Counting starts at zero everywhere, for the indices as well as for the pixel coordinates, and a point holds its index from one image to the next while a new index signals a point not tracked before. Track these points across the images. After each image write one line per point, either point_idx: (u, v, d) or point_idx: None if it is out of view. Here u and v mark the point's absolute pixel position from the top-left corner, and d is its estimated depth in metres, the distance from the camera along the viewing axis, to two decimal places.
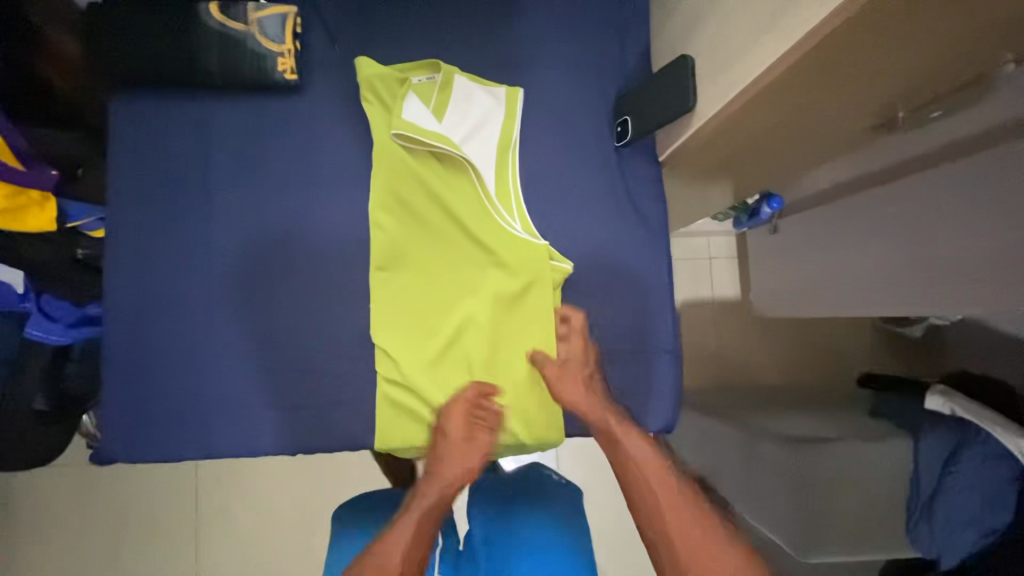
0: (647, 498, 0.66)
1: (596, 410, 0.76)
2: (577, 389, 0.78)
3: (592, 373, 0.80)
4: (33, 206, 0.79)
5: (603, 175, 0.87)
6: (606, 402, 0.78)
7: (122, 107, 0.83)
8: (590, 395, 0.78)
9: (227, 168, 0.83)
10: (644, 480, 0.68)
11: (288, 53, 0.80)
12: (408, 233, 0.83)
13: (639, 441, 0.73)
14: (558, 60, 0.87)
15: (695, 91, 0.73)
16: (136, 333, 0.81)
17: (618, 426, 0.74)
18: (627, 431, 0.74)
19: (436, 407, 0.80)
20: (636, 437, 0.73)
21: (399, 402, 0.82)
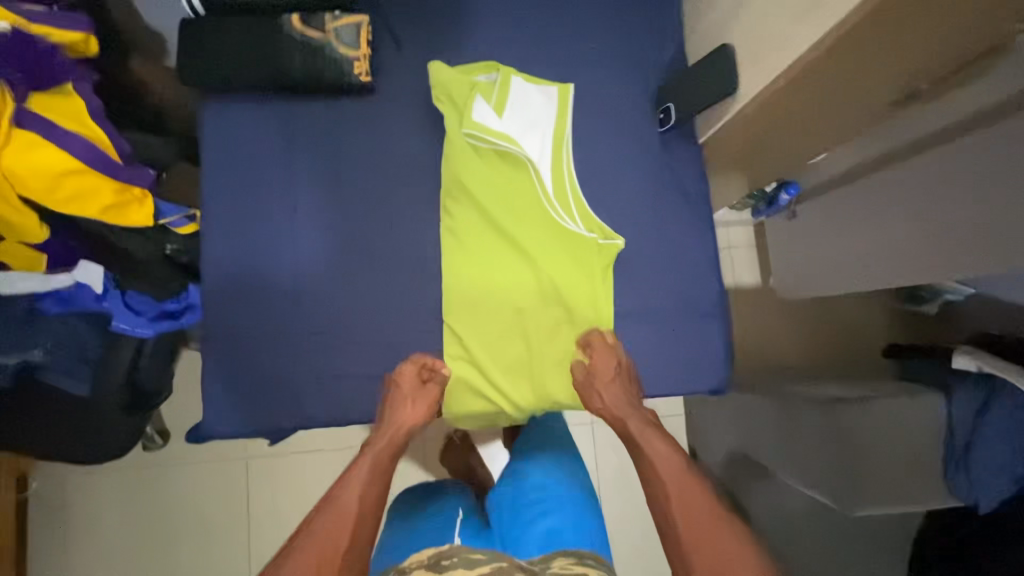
0: (665, 499, 0.69)
1: (619, 413, 0.82)
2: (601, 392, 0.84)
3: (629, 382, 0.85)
4: (134, 202, 0.85)
5: (647, 159, 0.95)
6: (635, 409, 0.82)
7: (210, 112, 0.91)
8: (615, 396, 0.83)
9: (309, 165, 0.92)
10: (659, 479, 0.72)
11: (362, 57, 0.89)
12: (473, 219, 0.90)
13: (659, 443, 0.76)
14: (603, 56, 0.96)
15: (737, 74, 0.83)
16: (230, 316, 0.89)
17: (636, 430, 0.79)
18: (646, 433, 0.78)
19: (498, 379, 0.87)
20: (661, 443, 0.77)
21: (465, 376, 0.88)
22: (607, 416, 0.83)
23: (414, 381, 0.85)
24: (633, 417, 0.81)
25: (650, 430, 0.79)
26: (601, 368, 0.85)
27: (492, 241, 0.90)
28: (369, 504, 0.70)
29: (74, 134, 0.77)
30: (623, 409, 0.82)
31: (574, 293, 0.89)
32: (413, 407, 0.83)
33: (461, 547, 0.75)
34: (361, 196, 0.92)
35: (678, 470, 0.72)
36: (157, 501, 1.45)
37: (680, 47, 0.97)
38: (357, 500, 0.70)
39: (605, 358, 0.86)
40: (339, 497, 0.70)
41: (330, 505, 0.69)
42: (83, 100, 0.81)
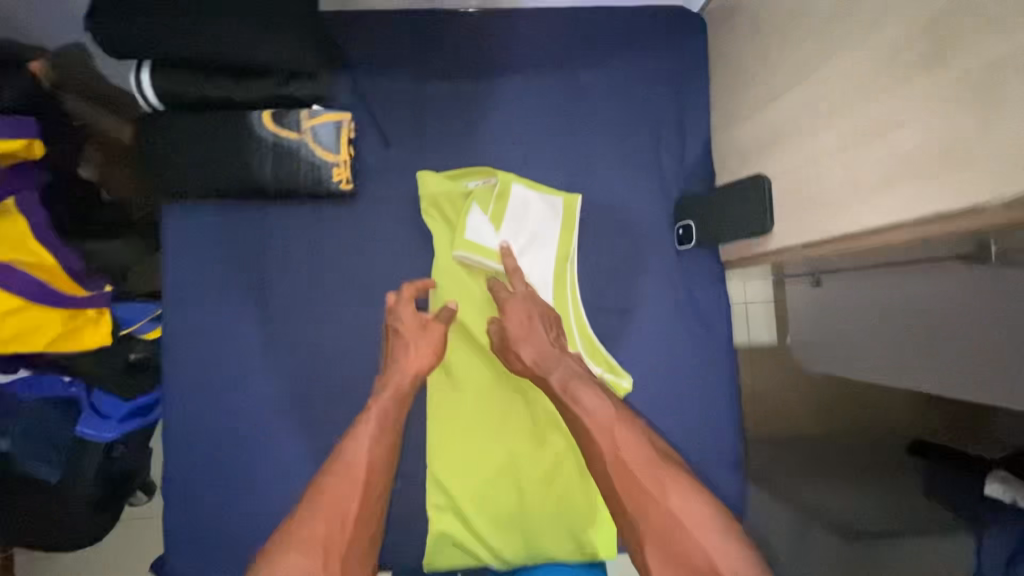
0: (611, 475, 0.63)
1: (545, 359, 0.71)
2: (521, 331, 0.73)
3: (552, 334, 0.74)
4: (88, 327, 0.77)
5: (664, 278, 0.84)
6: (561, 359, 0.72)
7: (172, 216, 0.81)
8: (537, 338, 0.73)
9: (282, 277, 0.82)
10: (612, 455, 0.63)
11: (343, 164, 0.78)
12: (464, 347, 0.82)
13: (592, 402, 0.67)
14: (618, 157, 0.84)
15: (772, 216, 0.68)
16: (193, 445, 0.81)
17: (565, 389, 0.69)
18: (577, 396, 0.68)
19: (483, 531, 0.78)
20: (594, 401, 0.67)
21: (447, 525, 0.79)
22: (533, 366, 0.71)
23: (412, 315, 0.77)
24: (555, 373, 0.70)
25: (582, 381, 0.69)
26: (518, 327, 0.74)
27: (485, 375, 0.82)
28: (378, 483, 0.65)
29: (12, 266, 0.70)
30: (543, 367, 0.71)
31: None
32: (422, 347, 0.75)
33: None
34: (340, 314, 0.82)
35: (615, 435, 0.64)
36: None
37: (708, 148, 0.84)
38: (365, 463, 0.65)
39: (515, 316, 0.74)
40: (343, 460, 0.65)
41: (338, 472, 0.64)
42: (26, 217, 0.72)
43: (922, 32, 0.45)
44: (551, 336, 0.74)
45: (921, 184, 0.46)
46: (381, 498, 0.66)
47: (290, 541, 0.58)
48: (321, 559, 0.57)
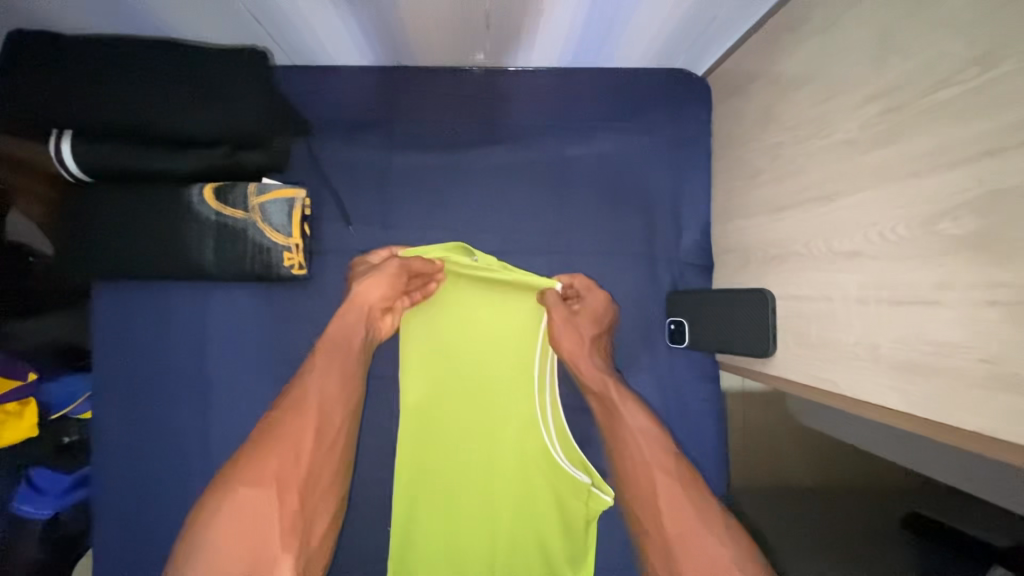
0: (638, 474, 0.65)
1: (592, 371, 0.71)
2: (577, 342, 0.70)
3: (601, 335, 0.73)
4: (8, 419, 0.70)
5: (651, 377, 0.76)
6: (608, 368, 0.73)
7: (108, 299, 0.73)
8: (590, 352, 0.72)
9: (229, 364, 0.75)
10: (640, 457, 0.66)
11: (295, 248, 0.70)
12: (430, 441, 0.73)
13: (638, 413, 0.69)
14: (604, 240, 0.76)
15: (774, 339, 0.60)
16: (128, 546, 0.74)
17: (617, 396, 0.70)
18: (624, 400, 0.70)
19: None
20: (635, 407, 0.69)
21: None
22: (577, 369, 0.71)
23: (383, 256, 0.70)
24: (601, 375, 0.72)
25: (628, 394, 0.70)
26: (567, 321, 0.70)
27: (458, 466, 0.74)
28: (332, 414, 0.66)
29: None
30: (591, 367, 0.72)
31: (552, 533, 0.73)
32: (373, 282, 0.68)
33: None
34: None
35: (656, 442, 0.67)
36: None
37: (706, 234, 0.76)
38: (316, 399, 0.65)
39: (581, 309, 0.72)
40: (294, 397, 0.66)
41: (290, 409, 0.65)
42: None
43: (968, 209, 0.37)
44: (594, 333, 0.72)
45: (955, 387, 0.38)
46: (340, 429, 0.66)
47: (241, 476, 0.59)
48: (274, 491, 0.59)
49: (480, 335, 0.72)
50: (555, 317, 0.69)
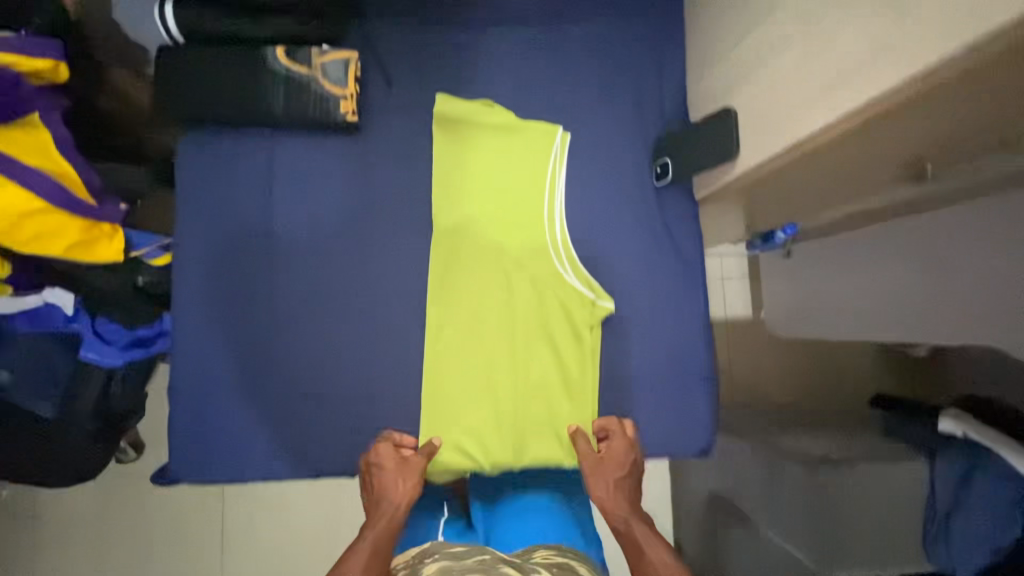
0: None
1: (619, 511, 0.79)
2: (606, 485, 0.80)
3: (628, 477, 0.82)
4: (104, 238, 0.82)
5: (643, 213, 0.92)
6: (634, 511, 0.79)
7: (186, 146, 0.87)
8: (618, 494, 0.80)
9: (288, 202, 0.88)
10: None
11: (350, 96, 0.84)
12: (461, 264, 0.88)
13: (661, 548, 0.74)
14: (602, 100, 0.92)
15: (738, 141, 0.77)
16: (202, 357, 0.86)
17: (641, 534, 0.76)
18: (648, 535, 0.76)
19: (473, 431, 0.86)
20: (661, 547, 0.74)
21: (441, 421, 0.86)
22: (606, 510, 0.79)
23: (392, 456, 0.81)
24: (625, 513, 0.78)
25: (649, 530, 0.77)
26: (596, 466, 0.82)
27: (485, 288, 0.88)
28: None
29: (37, 170, 0.73)
30: (617, 506, 0.79)
31: (566, 343, 0.88)
32: (403, 478, 0.79)
33: (440, 544, 0.80)
34: (345, 240, 0.89)
35: None
36: (131, 513, 1.46)
37: (683, 97, 0.93)
38: None
39: (612, 450, 0.83)
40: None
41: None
42: (49, 132, 0.77)
43: None
44: (620, 475, 0.81)
45: (861, 79, 0.54)
46: None
47: None
48: None
49: (494, 171, 0.88)
50: (587, 466, 0.82)
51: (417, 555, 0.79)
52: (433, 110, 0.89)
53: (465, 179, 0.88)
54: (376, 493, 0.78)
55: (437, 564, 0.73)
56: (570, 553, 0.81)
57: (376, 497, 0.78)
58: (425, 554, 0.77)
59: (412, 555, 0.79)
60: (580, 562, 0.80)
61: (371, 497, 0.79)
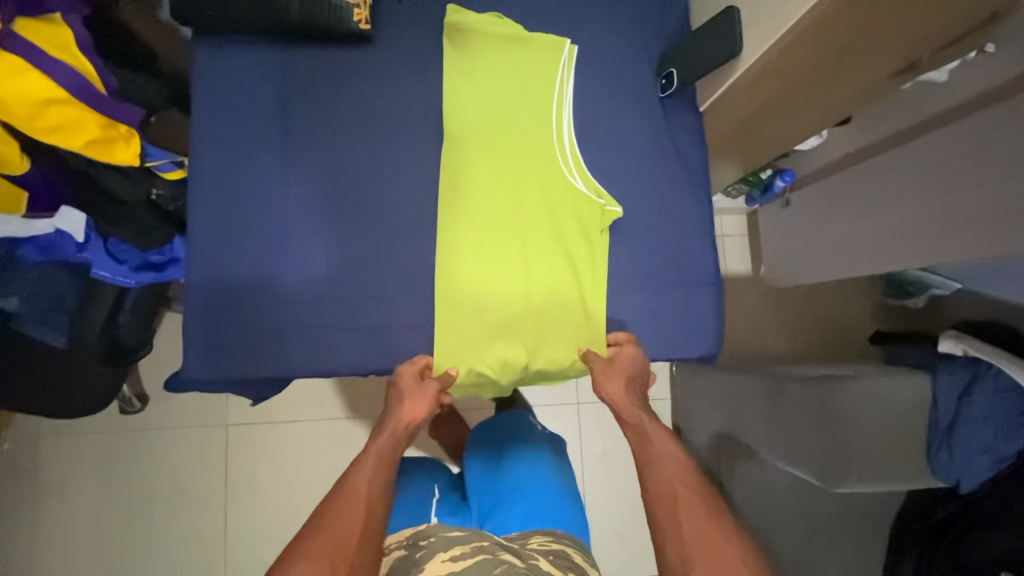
0: (663, 487, 0.71)
1: (631, 410, 0.83)
2: (620, 385, 0.84)
3: (636, 376, 0.86)
4: (121, 140, 0.83)
5: (650, 127, 0.95)
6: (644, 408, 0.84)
7: (203, 54, 0.88)
8: (627, 393, 0.85)
9: (303, 111, 0.90)
10: (670, 483, 0.72)
11: (363, 5, 0.87)
12: (471, 170, 0.89)
13: (666, 438, 0.78)
14: (607, 18, 0.95)
15: (740, 38, 0.82)
16: (216, 262, 0.87)
17: (650, 426, 0.80)
18: (656, 431, 0.79)
19: (485, 334, 0.87)
20: (664, 437, 0.78)
21: (453, 326, 0.87)
22: (619, 408, 0.84)
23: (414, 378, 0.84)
24: (637, 408, 0.83)
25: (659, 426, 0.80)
26: (605, 366, 0.86)
27: (495, 195, 0.89)
28: (376, 489, 0.71)
29: (60, 61, 0.75)
30: (628, 403, 0.84)
31: (576, 249, 0.89)
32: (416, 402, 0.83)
33: (437, 526, 0.91)
34: (358, 149, 0.90)
35: (685, 470, 0.74)
36: (133, 467, 1.45)
37: (685, 16, 0.97)
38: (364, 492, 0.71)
39: (624, 359, 0.86)
40: (347, 486, 0.71)
41: (343, 500, 0.69)
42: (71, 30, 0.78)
43: None
44: (634, 377, 0.86)
45: None
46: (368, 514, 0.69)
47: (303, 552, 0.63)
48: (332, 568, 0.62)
49: (503, 81, 0.90)
50: (596, 367, 0.86)
51: (414, 535, 0.90)
52: (443, 24, 0.92)
53: (474, 88, 0.90)
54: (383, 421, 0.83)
55: (440, 548, 0.82)
56: (567, 539, 0.93)
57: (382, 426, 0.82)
58: (421, 535, 0.88)
59: (407, 535, 0.91)
60: (574, 547, 0.93)
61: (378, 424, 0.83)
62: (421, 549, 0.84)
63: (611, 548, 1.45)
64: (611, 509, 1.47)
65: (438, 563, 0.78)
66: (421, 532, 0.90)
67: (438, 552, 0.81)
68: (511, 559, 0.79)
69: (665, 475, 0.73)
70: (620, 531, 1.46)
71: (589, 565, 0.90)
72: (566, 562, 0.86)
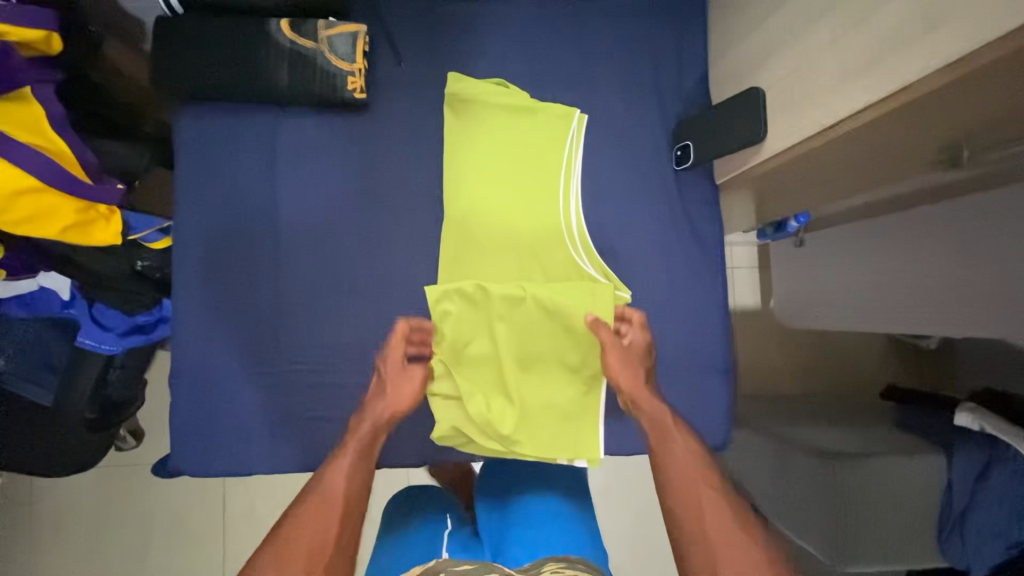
0: (684, 484, 0.70)
1: (643, 397, 0.78)
2: (630, 373, 0.78)
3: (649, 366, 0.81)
4: (100, 220, 0.78)
5: (662, 200, 0.89)
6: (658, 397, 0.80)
7: (188, 123, 0.83)
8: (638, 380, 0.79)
9: (295, 183, 0.84)
10: (686, 472, 0.71)
11: (358, 72, 0.80)
12: (474, 249, 0.84)
13: (686, 437, 0.75)
14: (620, 81, 0.88)
15: (765, 123, 0.75)
16: (204, 346, 0.83)
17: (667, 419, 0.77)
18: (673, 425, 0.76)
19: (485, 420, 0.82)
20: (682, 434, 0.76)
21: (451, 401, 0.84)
22: (630, 396, 0.78)
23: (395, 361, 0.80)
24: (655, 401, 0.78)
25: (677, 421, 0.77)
26: (622, 351, 0.80)
27: (497, 278, 0.84)
28: (351, 492, 0.69)
29: (33, 148, 0.70)
30: (644, 393, 0.78)
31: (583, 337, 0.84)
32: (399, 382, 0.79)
33: (446, 561, 0.87)
34: (353, 223, 0.85)
35: (700, 462, 0.72)
36: (130, 503, 1.43)
37: (704, 79, 0.90)
38: (340, 494, 0.68)
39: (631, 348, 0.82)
40: (322, 487, 0.69)
41: (315, 504, 0.67)
42: (43, 107, 0.74)
43: None
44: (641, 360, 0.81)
45: None
46: (352, 523, 0.67)
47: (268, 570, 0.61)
48: None
49: (507, 155, 0.84)
50: (610, 349, 0.79)
51: (423, 572, 0.86)
52: (444, 91, 0.86)
53: (476, 161, 0.84)
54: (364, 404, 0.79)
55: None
56: (580, 564, 0.89)
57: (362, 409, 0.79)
58: (430, 573, 0.84)
59: (418, 572, 0.87)
60: (589, 572, 0.88)
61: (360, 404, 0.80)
62: None
63: None
64: (616, 549, 1.41)
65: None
66: (430, 568, 0.86)
67: None
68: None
69: (683, 463, 0.72)
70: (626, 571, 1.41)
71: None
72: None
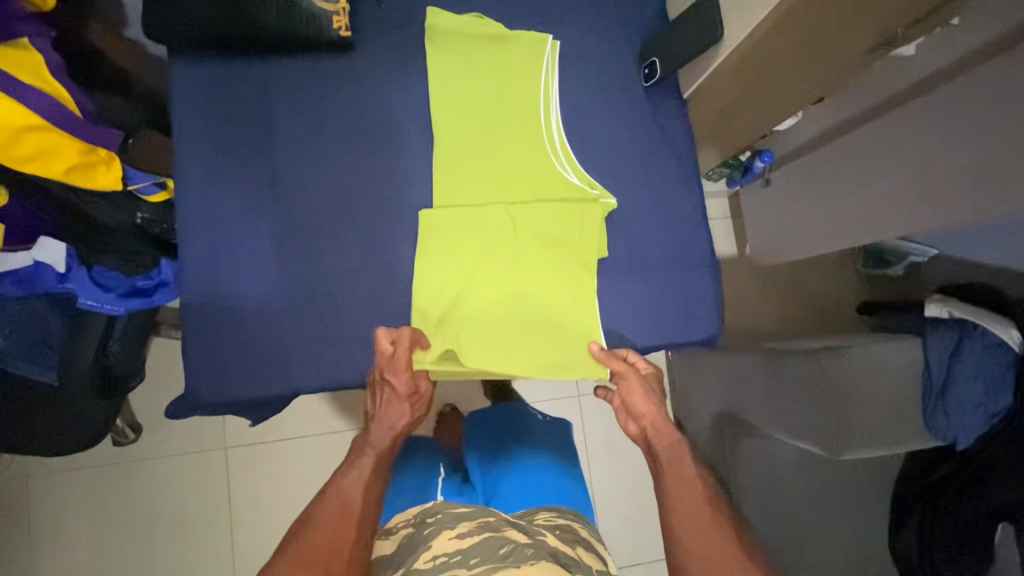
0: (687, 501, 0.73)
1: (658, 427, 0.82)
2: (645, 401, 0.83)
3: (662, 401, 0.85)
4: (101, 164, 0.81)
5: (637, 116, 0.96)
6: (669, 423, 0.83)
7: (181, 70, 0.87)
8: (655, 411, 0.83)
9: (290, 121, 0.89)
10: (690, 489, 0.74)
11: (342, 11, 0.85)
12: (466, 166, 0.90)
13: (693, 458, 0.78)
14: (585, 13, 0.96)
15: (720, 24, 0.85)
16: (211, 283, 0.85)
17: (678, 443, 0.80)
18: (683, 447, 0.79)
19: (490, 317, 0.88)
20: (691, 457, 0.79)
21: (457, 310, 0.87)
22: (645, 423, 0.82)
23: (403, 380, 0.82)
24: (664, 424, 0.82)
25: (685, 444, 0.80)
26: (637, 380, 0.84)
27: (489, 192, 0.90)
28: (369, 497, 0.75)
29: (36, 88, 0.73)
30: (655, 420, 0.82)
31: (573, 239, 0.90)
32: (399, 402, 0.83)
33: (443, 504, 0.90)
34: (347, 159, 0.89)
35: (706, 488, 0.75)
36: (128, 500, 1.40)
37: (661, 6, 0.99)
38: (357, 501, 0.74)
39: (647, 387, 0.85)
40: (341, 497, 0.74)
41: (334, 509, 0.73)
42: (41, 55, 0.77)
43: None
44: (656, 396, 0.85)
45: None
46: (364, 529, 0.72)
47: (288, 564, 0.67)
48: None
49: (489, 81, 0.91)
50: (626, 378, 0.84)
51: (420, 513, 0.89)
52: (424, 27, 0.92)
53: (460, 88, 0.91)
54: (377, 413, 0.83)
55: (447, 524, 0.82)
56: (571, 514, 0.94)
57: (375, 416, 0.83)
58: (427, 514, 0.87)
59: (414, 513, 0.90)
60: (579, 523, 0.93)
61: (371, 413, 0.83)
62: (427, 527, 0.83)
63: (621, 538, 1.43)
64: (621, 496, 1.44)
65: (445, 542, 0.77)
66: (427, 510, 0.89)
67: (445, 529, 0.81)
68: (518, 535, 0.78)
69: (688, 484, 0.75)
70: (632, 517, 1.44)
71: (595, 540, 0.90)
72: (573, 536, 0.86)
